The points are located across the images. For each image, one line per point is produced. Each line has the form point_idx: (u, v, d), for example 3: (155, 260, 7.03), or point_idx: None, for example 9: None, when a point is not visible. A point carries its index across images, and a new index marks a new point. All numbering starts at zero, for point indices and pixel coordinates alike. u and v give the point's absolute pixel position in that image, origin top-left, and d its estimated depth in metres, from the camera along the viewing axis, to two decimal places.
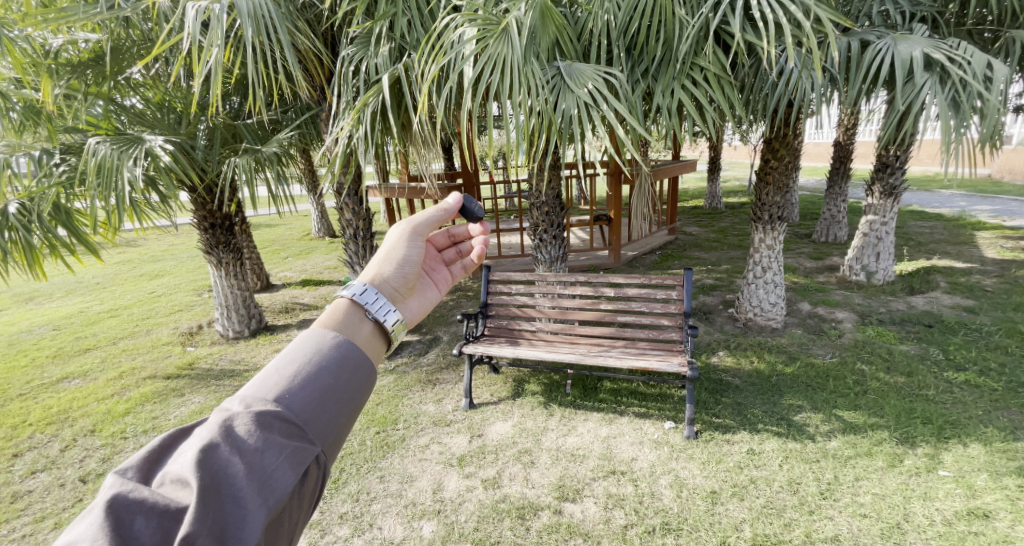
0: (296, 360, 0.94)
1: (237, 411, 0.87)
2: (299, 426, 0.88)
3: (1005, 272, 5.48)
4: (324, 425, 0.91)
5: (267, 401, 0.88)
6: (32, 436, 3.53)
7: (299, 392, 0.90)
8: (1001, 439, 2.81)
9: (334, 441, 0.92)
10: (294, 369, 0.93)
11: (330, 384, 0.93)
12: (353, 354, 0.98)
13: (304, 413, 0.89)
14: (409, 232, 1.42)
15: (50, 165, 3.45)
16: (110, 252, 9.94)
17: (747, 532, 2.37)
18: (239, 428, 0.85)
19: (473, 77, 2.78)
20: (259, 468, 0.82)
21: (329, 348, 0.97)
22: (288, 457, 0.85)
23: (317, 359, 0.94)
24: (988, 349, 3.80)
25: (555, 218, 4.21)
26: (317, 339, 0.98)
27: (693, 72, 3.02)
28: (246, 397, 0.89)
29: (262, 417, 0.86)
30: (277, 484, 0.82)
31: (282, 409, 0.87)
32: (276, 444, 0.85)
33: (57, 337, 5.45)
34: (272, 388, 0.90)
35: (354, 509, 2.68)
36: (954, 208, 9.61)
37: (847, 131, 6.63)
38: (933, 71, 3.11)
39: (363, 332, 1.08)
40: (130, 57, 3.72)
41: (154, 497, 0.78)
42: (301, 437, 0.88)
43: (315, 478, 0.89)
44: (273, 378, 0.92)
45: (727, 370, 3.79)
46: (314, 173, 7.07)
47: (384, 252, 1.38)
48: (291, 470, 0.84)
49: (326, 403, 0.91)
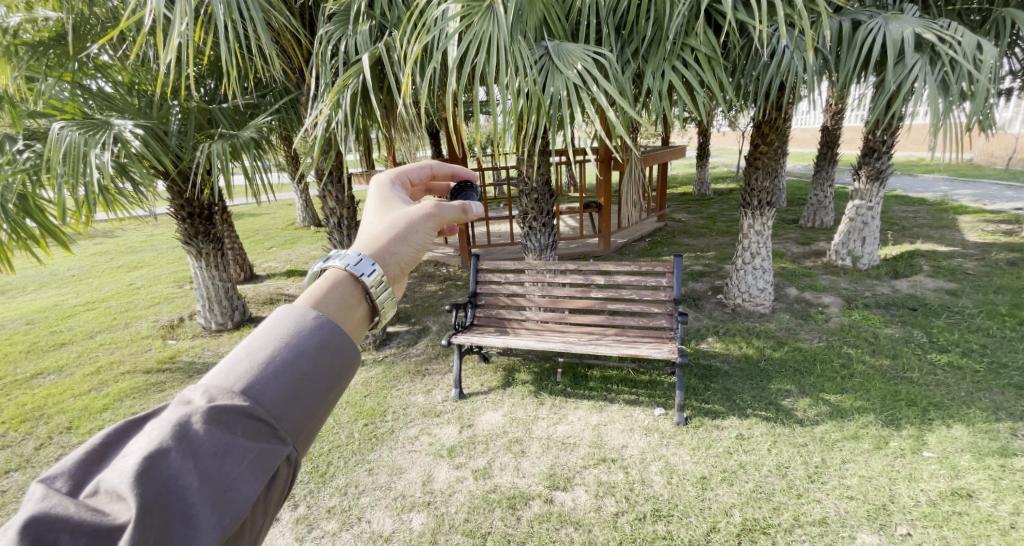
0: (269, 344, 0.86)
1: (197, 406, 0.80)
2: (268, 423, 0.81)
3: (986, 255, 5.57)
4: (298, 420, 0.84)
5: (232, 394, 0.81)
6: (5, 434, 3.42)
7: (270, 385, 0.82)
8: (984, 420, 2.86)
9: (309, 437, 0.86)
10: (267, 355, 0.85)
11: (308, 374, 0.85)
12: (335, 338, 0.91)
13: (276, 408, 0.82)
14: (430, 215, 1.31)
15: (12, 152, 3.29)
16: (85, 244, 9.66)
17: (736, 517, 2.37)
18: (195, 427, 0.77)
19: (457, 56, 2.67)
20: (214, 476, 0.75)
21: (308, 331, 0.89)
22: (251, 462, 0.78)
23: (294, 345, 0.87)
24: (970, 331, 3.86)
25: (544, 205, 4.13)
26: (296, 318, 0.90)
27: (684, 53, 2.97)
28: (209, 389, 0.82)
29: (224, 415, 0.78)
30: (235, 494, 0.75)
31: (249, 404, 0.80)
32: (239, 447, 0.77)
33: (30, 332, 5.27)
34: (239, 379, 0.83)
35: (341, 503, 2.63)
36: (937, 192, 9.73)
37: (835, 116, 6.60)
38: (925, 51, 3.09)
39: (354, 316, 1.01)
40: (94, 36, 3.57)
41: (82, 512, 0.69)
42: (271, 436, 0.81)
43: (284, 479, 0.83)
44: (243, 365, 0.84)
45: (715, 356, 3.80)
46: (296, 160, 6.89)
47: (399, 229, 1.25)
48: (254, 476, 0.77)
49: (301, 396, 0.84)
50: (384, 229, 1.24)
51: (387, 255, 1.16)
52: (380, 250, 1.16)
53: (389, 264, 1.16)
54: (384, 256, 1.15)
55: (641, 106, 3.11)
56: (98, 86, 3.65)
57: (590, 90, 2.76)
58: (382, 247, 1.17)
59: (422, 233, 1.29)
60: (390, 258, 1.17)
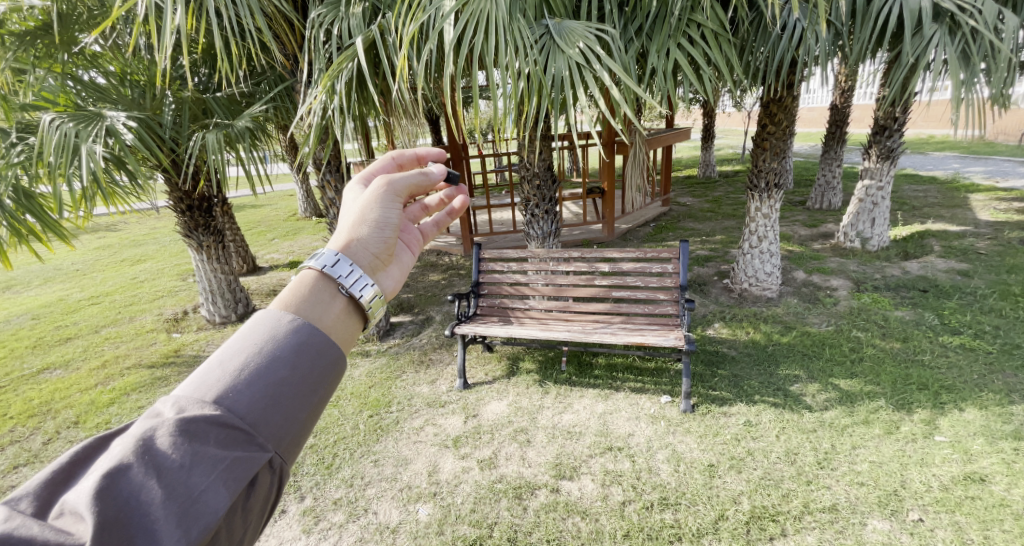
0: (243, 350, 0.83)
1: (167, 418, 0.76)
2: (243, 431, 0.77)
3: (998, 234, 5.45)
4: (276, 426, 0.80)
5: (203, 404, 0.77)
6: (13, 430, 3.43)
7: (244, 391, 0.79)
8: (998, 403, 2.80)
9: (293, 442, 0.82)
10: (241, 362, 0.81)
11: (285, 378, 0.81)
12: (313, 340, 0.87)
13: (251, 415, 0.78)
14: (386, 189, 1.25)
15: (7, 145, 3.26)
16: (87, 238, 9.66)
17: (745, 504, 2.34)
18: (162, 441, 0.74)
19: (454, 36, 2.54)
20: (183, 489, 0.71)
21: (284, 334, 0.85)
22: (222, 473, 0.73)
23: (270, 349, 0.83)
24: (983, 312, 3.78)
25: (546, 192, 4.06)
26: (272, 322, 0.87)
27: (690, 30, 2.88)
28: (180, 400, 0.78)
29: (194, 426, 0.75)
30: (204, 507, 0.71)
31: (221, 413, 0.76)
32: (208, 457, 0.73)
33: (36, 327, 5.28)
34: (211, 388, 0.79)
35: (348, 495, 2.62)
36: (947, 170, 9.54)
37: (844, 94, 6.44)
38: (943, 22, 2.98)
39: (333, 311, 0.96)
40: (82, 26, 3.50)
41: (45, 533, 0.66)
42: (248, 444, 0.77)
43: (265, 488, 0.79)
44: (216, 373, 0.81)
45: (723, 342, 3.75)
46: (294, 149, 6.83)
47: (362, 217, 1.20)
48: (226, 487, 0.73)
49: (279, 401, 0.80)
50: (345, 220, 1.21)
51: (354, 245, 1.13)
52: (345, 242, 1.12)
53: (355, 252, 1.12)
54: (349, 247, 1.12)
55: (646, 86, 3.00)
56: (92, 77, 3.60)
57: (593, 69, 2.65)
58: (346, 240, 1.14)
59: (388, 212, 1.24)
60: (357, 247, 1.13)
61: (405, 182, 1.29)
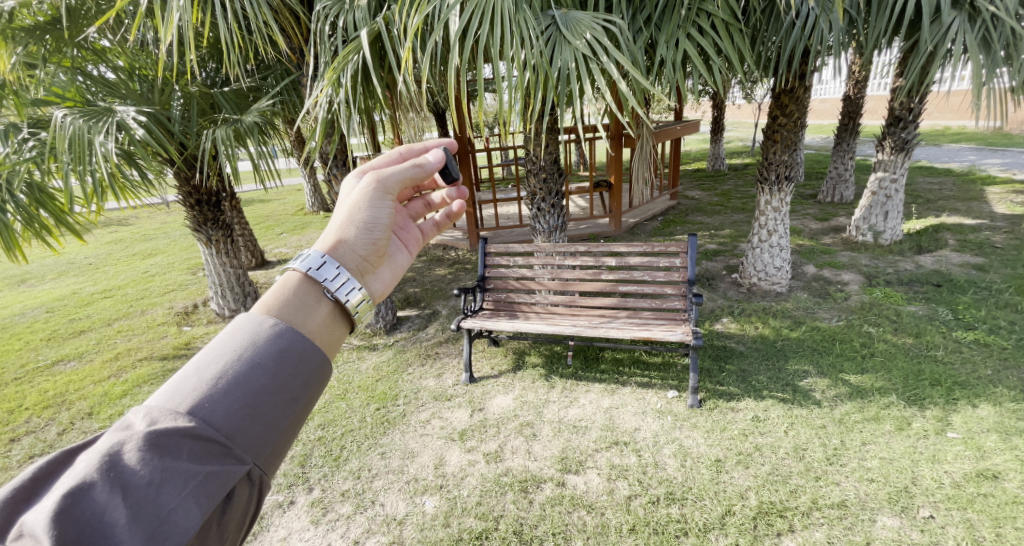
0: (222, 359, 0.89)
1: (138, 431, 0.81)
2: (220, 443, 0.83)
3: (1016, 227, 5.34)
4: (253, 438, 0.87)
5: (177, 415, 0.83)
6: (29, 420, 3.49)
7: (222, 402, 0.85)
8: (1012, 399, 2.75)
9: (269, 453, 0.89)
10: (218, 372, 0.88)
11: (264, 386, 0.89)
12: (293, 347, 0.94)
13: (227, 426, 0.84)
14: (375, 187, 1.29)
15: (18, 139, 3.27)
16: (98, 232, 9.75)
17: (752, 499, 2.33)
18: (134, 456, 0.79)
19: (459, 28, 2.53)
20: (153, 506, 0.76)
21: (264, 341, 0.93)
22: (193, 489, 0.79)
23: (249, 358, 0.90)
24: (998, 307, 3.71)
25: (553, 185, 4.03)
26: (254, 326, 0.94)
27: (700, 19, 2.83)
28: (152, 411, 0.84)
29: (167, 440, 0.80)
30: (174, 523, 0.76)
31: (197, 426, 0.82)
32: (182, 471, 0.79)
33: (50, 320, 5.36)
34: (185, 399, 0.85)
35: (355, 487, 2.63)
36: (963, 162, 9.36)
37: (857, 85, 6.33)
38: (962, 8, 2.90)
39: (318, 317, 1.05)
40: (90, 20, 3.46)
41: None
42: (225, 455, 0.83)
43: (239, 500, 0.85)
44: (191, 382, 0.87)
45: (730, 336, 3.71)
46: (301, 143, 6.86)
47: (350, 214, 1.25)
48: (196, 504, 0.79)
49: (257, 411, 0.87)
50: (335, 218, 1.26)
51: (339, 246, 1.18)
52: (333, 243, 1.18)
53: (342, 253, 1.18)
54: (336, 249, 1.18)
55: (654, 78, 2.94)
56: (102, 72, 3.65)
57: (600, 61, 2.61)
58: (333, 242, 1.19)
59: (377, 211, 1.28)
60: (344, 249, 1.19)
61: (395, 178, 1.32)
